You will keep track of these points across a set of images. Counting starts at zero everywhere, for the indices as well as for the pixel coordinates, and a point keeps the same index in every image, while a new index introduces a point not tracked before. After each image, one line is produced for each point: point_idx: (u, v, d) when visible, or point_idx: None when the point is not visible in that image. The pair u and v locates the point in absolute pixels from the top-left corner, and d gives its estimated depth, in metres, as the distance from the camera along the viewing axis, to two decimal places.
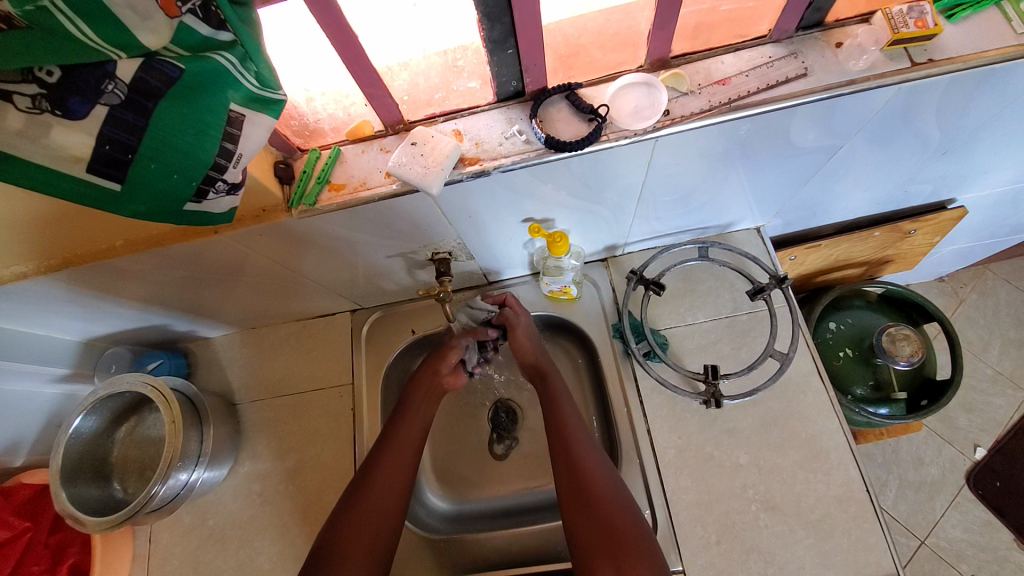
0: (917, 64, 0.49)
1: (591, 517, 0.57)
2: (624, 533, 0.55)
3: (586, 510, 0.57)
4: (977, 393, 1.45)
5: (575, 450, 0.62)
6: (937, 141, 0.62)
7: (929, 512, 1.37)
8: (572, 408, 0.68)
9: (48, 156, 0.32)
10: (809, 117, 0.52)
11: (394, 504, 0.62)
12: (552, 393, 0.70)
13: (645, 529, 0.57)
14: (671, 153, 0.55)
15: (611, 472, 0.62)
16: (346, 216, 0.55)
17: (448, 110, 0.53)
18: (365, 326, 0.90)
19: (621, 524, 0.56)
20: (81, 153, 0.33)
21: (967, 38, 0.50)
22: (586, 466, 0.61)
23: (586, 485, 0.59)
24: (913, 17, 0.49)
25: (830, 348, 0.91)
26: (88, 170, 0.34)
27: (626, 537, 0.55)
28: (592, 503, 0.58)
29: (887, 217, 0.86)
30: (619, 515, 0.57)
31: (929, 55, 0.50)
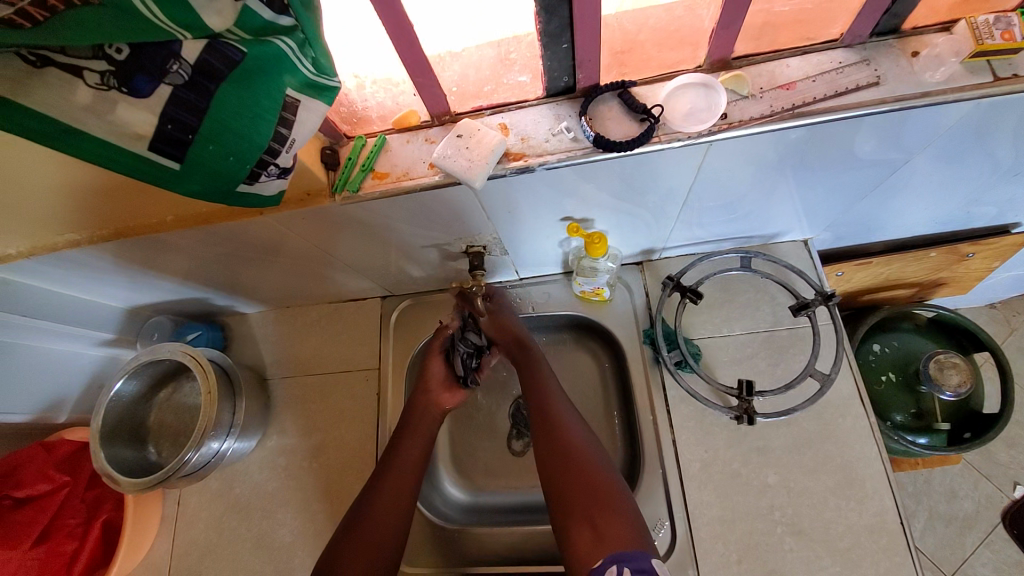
0: (1000, 79, 0.46)
1: (568, 480, 0.58)
2: (601, 492, 0.56)
3: (564, 472, 0.59)
4: (1023, 429, 1.37)
5: (553, 415, 0.64)
6: (1009, 162, 0.58)
7: (959, 548, 1.31)
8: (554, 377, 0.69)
9: (112, 131, 0.33)
10: (875, 130, 0.49)
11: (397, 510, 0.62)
12: (534, 364, 0.70)
13: (621, 489, 0.57)
14: (721, 159, 0.52)
15: (588, 435, 0.63)
16: (388, 205, 0.55)
17: (496, 103, 0.52)
18: (395, 313, 0.91)
19: (598, 483, 0.57)
20: (143, 131, 0.34)
21: None
22: (563, 429, 0.62)
23: (562, 448, 0.61)
24: (999, 28, 0.45)
25: (871, 370, 0.87)
26: (150, 148, 0.35)
27: (603, 496, 0.56)
28: (569, 464, 0.59)
29: (944, 238, 0.82)
30: (596, 477, 0.58)
31: (1015, 70, 0.46)
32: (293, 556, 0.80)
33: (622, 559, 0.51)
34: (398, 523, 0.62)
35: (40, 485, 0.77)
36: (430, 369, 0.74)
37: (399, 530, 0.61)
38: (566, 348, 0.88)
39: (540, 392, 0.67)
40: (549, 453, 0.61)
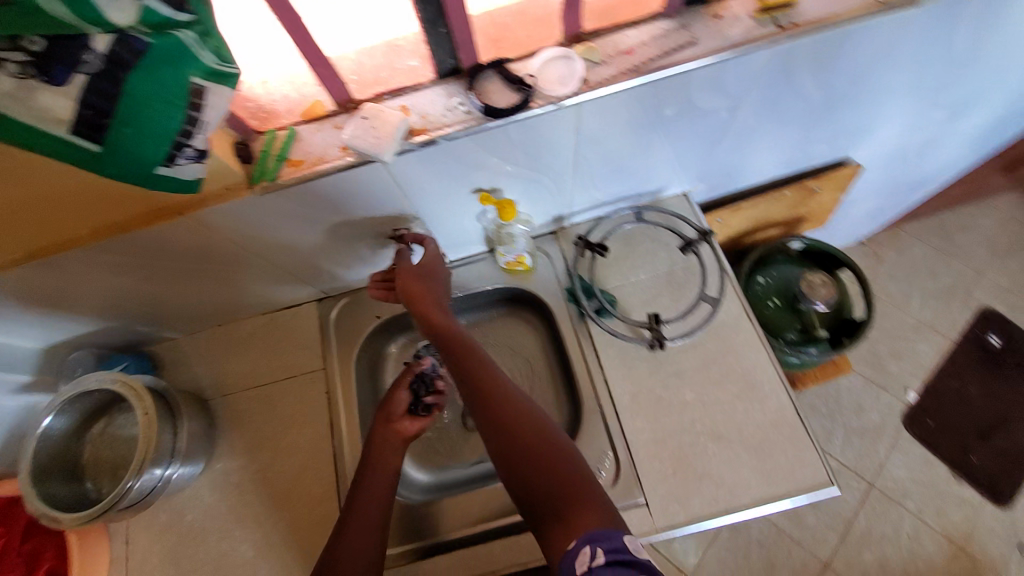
0: (785, 27, 0.59)
1: (524, 475, 0.56)
2: (559, 478, 0.55)
3: (519, 463, 0.56)
4: (904, 342, 1.61)
5: (497, 397, 0.60)
6: (819, 98, 0.73)
7: (875, 456, 1.50)
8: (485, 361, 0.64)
9: (33, 115, 0.37)
10: (704, 80, 0.61)
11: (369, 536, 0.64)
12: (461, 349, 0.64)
13: (581, 468, 0.56)
14: (596, 119, 0.62)
15: (533, 414, 0.60)
16: (308, 190, 0.59)
17: (394, 89, 0.59)
18: (333, 313, 0.93)
19: (554, 473, 0.55)
20: (62, 115, 0.38)
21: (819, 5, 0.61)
22: (509, 421, 0.58)
23: (518, 453, 0.57)
24: None
25: (761, 299, 1.03)
26: (71, 131, 0.39)
27: (558, 487, 0.54)
28: (525, 462, 0.56)
29: (796, 177, 0.99)
30: (549, 467, 0.56)
31: (793, 20, 0.60)
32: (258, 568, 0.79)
33: (597, 539, 0.49)
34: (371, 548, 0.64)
35: None
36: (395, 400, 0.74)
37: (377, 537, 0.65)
38: (502, 320, 0.97)
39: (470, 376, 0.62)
40: (501, 447, 0.58)
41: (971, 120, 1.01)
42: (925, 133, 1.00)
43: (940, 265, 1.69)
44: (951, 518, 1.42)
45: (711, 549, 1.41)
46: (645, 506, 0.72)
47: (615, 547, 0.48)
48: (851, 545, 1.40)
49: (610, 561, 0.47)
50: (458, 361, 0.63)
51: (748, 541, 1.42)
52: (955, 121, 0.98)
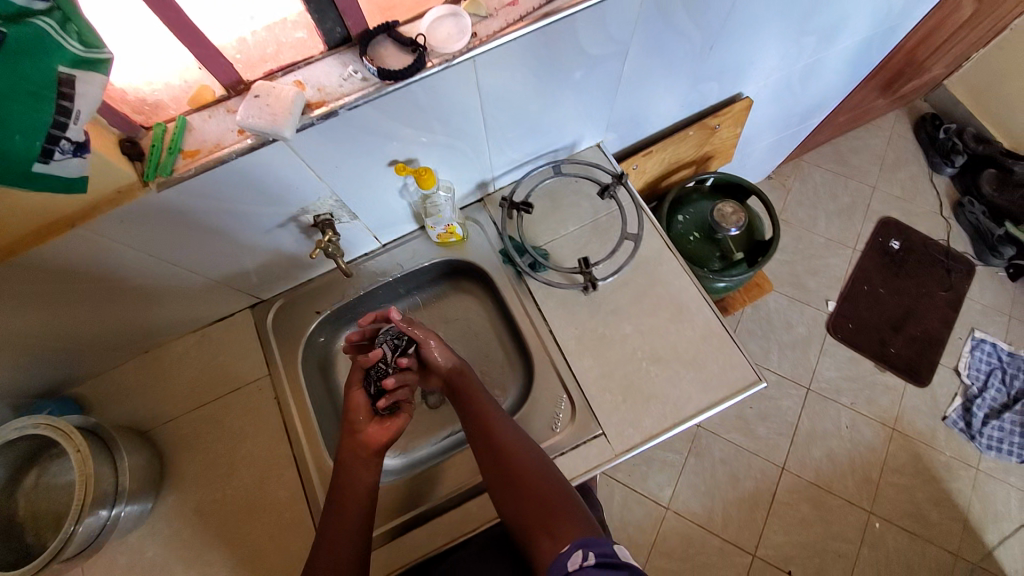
0: None
1: (520, 496, 0.62)
2: (551, 495, 0.62)
3: (514, 488, 0.63)
4: (818, 259, 1.78)
5: (497, 428, 0.68)
6: (699, 35, 0.79)
7: (808, 363, 1.67)
8: (489, 401, 0.72)
9: None
10: (589, 23, 0.64)
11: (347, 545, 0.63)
12: (469, 389, 0.73)
13: (568, 488, 0.64)
14: (495, 72, 0.64)
15: (531, 444, 0.68)
16: (210, 181, 0.57)
17: (285, 65, 0.58)
18: (270, 317, 0.90)
19: (547, 490, 0.62)
20: None
21: None
22: (510, 448, 0.66)
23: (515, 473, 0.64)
24: None
25: (683, 235, 1.11)
26: None
27: (553, 507, 0.61)
28: (519, 479, 0.63)
29: (697, 117, 1.05)
30: (545, 488, 0.62)
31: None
32: None
33: (588, 544, 0.56)
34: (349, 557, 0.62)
35: None
36: (354, 402, 0.71)
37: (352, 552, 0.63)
38: (447, 297, 0.98)
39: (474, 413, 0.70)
40: (498, 474, 0.64)
41: (840, 45, 1.11)
42: (803, 61, 1.09)
43: (840, 186, 1.86)
44: (880, 404, 1.63)
45: (682, 477, 1.57)
46: (602, 437, 0.78)
47: (604, 552, 0.55)
48: (800, 445, 1.59)
49: (599, 562, 0.54)
50: (466, 400, 0.72)
51: (713, 462, 1.58)
52: (825, 47, 1.08)
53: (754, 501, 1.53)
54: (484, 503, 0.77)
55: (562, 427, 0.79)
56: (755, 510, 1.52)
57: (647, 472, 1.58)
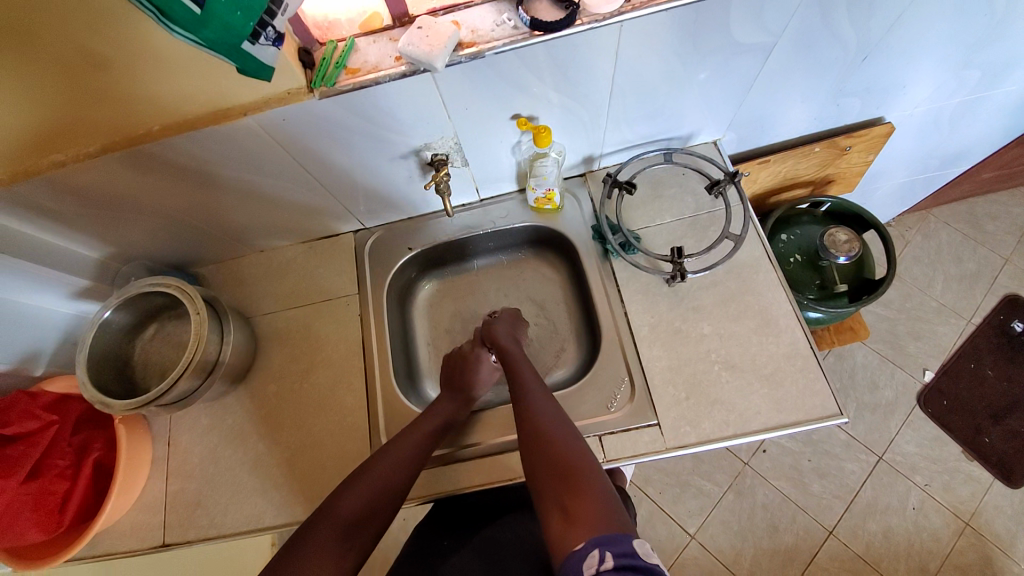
0: None
1: (544, 470, 0.60)
2: (574, 474, 0.58)
3: (540, 460, 0.62)
4: (924, 323, 1.61)
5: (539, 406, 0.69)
6: (856, 44, 0.74)
7: (885, 430, 1.53)
8: (534, 381, 0.74)
9: None
10: (744, 6, 0.62)
11: (405, 463, 0.68)
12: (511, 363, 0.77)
13: (596, 473, 0.58)
14: (638, 42, 0.65)
15: (569, 430, 0.65)
16: (361, 99, 0.64)
17: (447, 5, 0.63)
18: (369, 243, 0.96)
19: (572, 471, 0.58)
20: None
21: None
22: (548, 433, 0.64)
23: (544, 446, 0.63)
24: None
25: (783, 255, 1.06)
26: None
27: (576, 486, 0.56)
28: (546, 453, 0.62)
29: (827, 134, 0.99)
30: (573, 466, 0.59)
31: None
32: (292, 469, 0.84)
33: (604, 542, 0.48)
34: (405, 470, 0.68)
35: (27, 423, 0.78)
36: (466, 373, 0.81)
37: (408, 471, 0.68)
38: (529, 262, 1.01)
39: (525, 399, 0.71)
40: (529, 446, 0.64)
41: (1010, 85, 1.00)
42: (961, 97, 0.99)
43: (967, 250, 1.67)
44: (959, 493, 1.47)
45: (716, 510, 1.50)
46: (657, 427, 0.78)
47: (623, 552, 0.47)
48: (856, 514, 1.47)
49: (617, 565, 0.46)
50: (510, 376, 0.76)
51: (753, 505, 1.50)
52: (991, 85, 0.98)
53: (789, 556, 1.44)
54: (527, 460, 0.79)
55: (618, 407, 0.80)
56: (787, 566, 1.43)
57: (680, 495, 1.53)
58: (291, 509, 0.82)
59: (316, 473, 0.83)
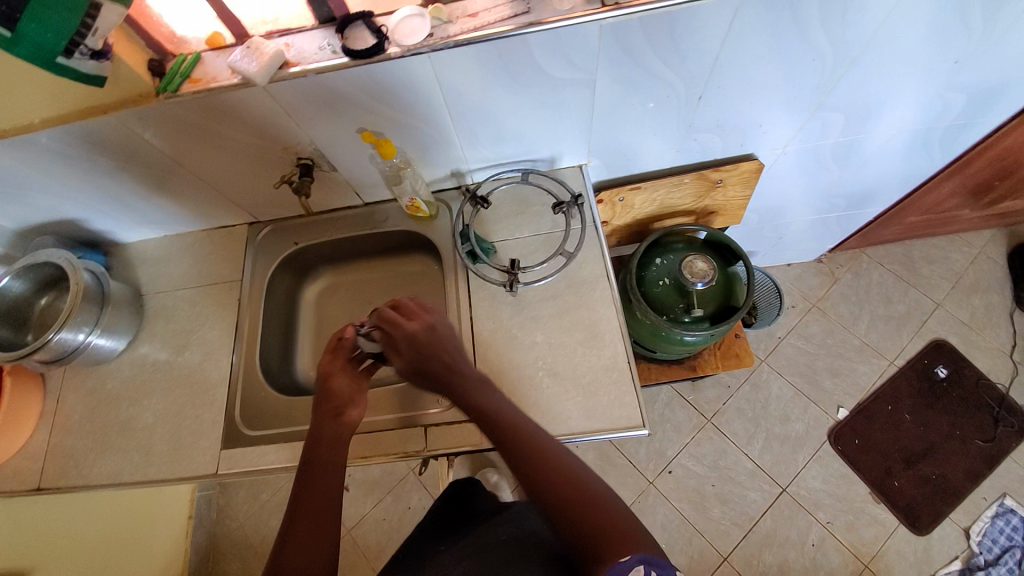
0: (606, 5, 0.67)
1: (564, 515, 0.60)
2: (600, 515, 0.59)
3: (551, 504, 0.61)
4: (844, 360, 1.62)
5: (533, 444, 0.66)
6: (679, 82, 0.80)
7: (792, 463, 1.53)
8: (521, 413, 0.70)
9: None
10: (542, 44, 0.70)
11: (324, 499, 0.67)
12: (469, 383, 0.72)
13: (620, 509, 0.60)
14: (453, 70, 0.72)
15: (572, 464, 0.65)
16: (203, 105, 0.74)
17: (281, 29, 0.73)
18: (259, 235, 1.05)
19: (599, 514, 0.59)
20: None
21: None
22: (552, 468, 0.63)
23: (551, 489, 0.62)
24: None
25: (654, 277, 1.11)
26: None
27: (603, 521, 0.58)
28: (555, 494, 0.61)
29: (698, 168, 1.05)
30: (593, 503, 0.60)
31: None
32: (154, 433, 0.92)
33: (649, 560, 0.56)
34: (327, 503, 0.67)
35: None
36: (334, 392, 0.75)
37: (332, 504, 0.67)
38: (410, 264, 1.08)
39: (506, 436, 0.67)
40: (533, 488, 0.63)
41: (882, 133, 1.04)
42: (832, 140, 1.03)
43: (897, 292, 1.67)
44: (860, 535, 1.45)
45: None
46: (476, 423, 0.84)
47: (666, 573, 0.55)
48: (753, 543, 1.46)
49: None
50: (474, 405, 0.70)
51: (652, 524, 1.50)
52: (859, 130, 1.01)
53: None
54: (374, 444, 0.85)
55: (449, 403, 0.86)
56: None
57: None
58: (145, 469, 0.89)
59: (174, 438, 0.91)
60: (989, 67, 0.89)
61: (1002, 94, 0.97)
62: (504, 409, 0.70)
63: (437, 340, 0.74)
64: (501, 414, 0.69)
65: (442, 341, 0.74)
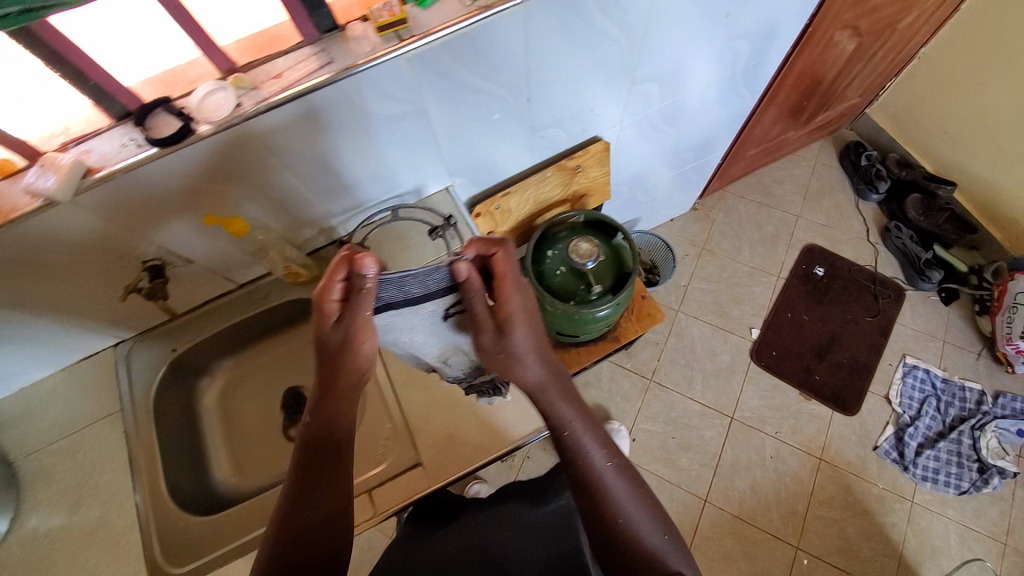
0: (404, 39, 0.68)
1: (615, 531, 0.63)
2: (649, 533, 0.63)
3: (607, 520, 0.64)
4: (742, 287, 1.79)
5: (601, 453, 0.67)
6: (502, 88, 0.84)
7: (731, 392, 1.66)
8: (587, 414, 0.71)
9: None
10: (357, 87, 0.71)
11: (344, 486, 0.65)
12: (563, 383, 0.71)
13: (665, 532, 0.65)
14: (280, 129, 0.71)
15: (631, 480, 0.67)
16: (13, 238, 0.67)
17: (75, 135, 0.66)
18: (131, 353, 0.96)
19: (648, 535, 0.63)
20: None
21: (434, 14, 0.70)
22: (614, 482, 0.66)
23: (609, 506, 0.64)
24: (387, 8, 0.67)
25: (550, 268, 1.16)
26: None
27: (647, 542, 0.63)
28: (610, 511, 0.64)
29: (554, 159, 1.13)
30: (644, 523, 0.64)
31: (413, 31, 0.68)
32: None
33: None
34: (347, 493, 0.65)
35: None
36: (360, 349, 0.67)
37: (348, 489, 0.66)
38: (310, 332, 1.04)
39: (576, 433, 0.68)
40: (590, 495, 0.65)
41: (697, 88, 1.17)
42: (657, 106, 1.16)
43: (763, 216, 1.89)
44: (806, 433, 1.60)
45: None
46: (421, 466, 0.82)
47: None
48: (724, 475, 1.56)
49: None
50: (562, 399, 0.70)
51: None
52: (676, 91, 1.14)
53: None
54: None
55: (386, 457, 0.83)
56: None
57: None
58: None
59: None
60: (756, 13, 1.03)
61: (775, 31, 1.13)
62: (575, 407, 0.70)
63: (532, 327, 0.70)
64: (574, 411, 0.70)
65: (535, 337, 0.70)
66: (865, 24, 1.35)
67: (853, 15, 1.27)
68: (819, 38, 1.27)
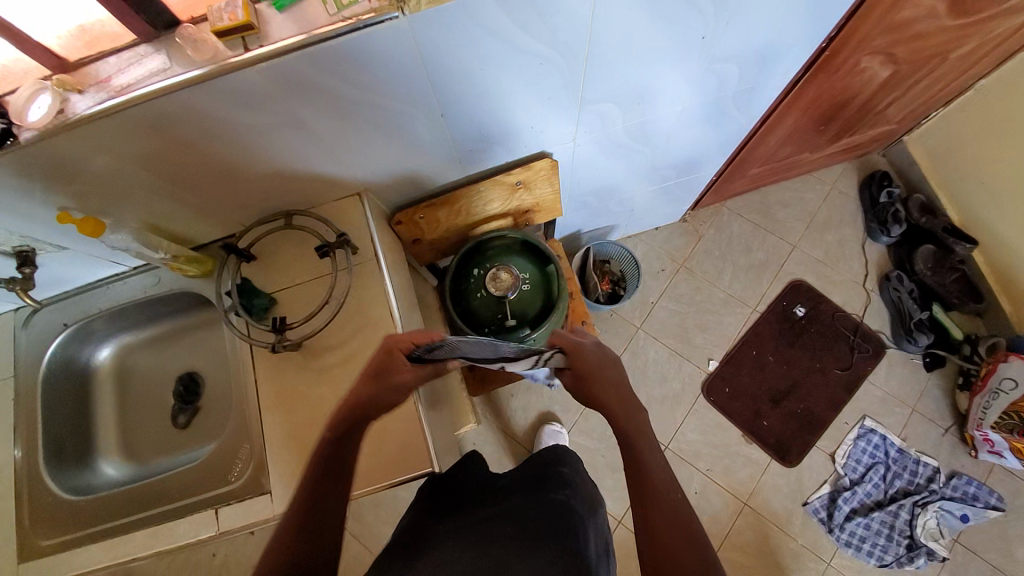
0: (249, 49, 0.60)
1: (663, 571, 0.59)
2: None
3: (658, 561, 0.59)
4: (711, 315, 1.68)
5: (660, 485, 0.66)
6: (399, 103, 0.74)
7: (672, 421, 1.61)
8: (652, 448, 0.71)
9: None
10: (203, 97, 0.63)
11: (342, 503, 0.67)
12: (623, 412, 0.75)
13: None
14: (128, 134, 0.66)
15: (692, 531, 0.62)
16: None
17: None
18: (25, 317, 0.95)
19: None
20: None
21: (290, 22, 0.61)
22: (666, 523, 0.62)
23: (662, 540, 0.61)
24: (227, 11, 0.59)
25: (472, 286, 1.11)
26: None
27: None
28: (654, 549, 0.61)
29: (492, 172, 1.04)
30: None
31: (262, 40, 0.60)
32: None
33: None
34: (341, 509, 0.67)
35: None
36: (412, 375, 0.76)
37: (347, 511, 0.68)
38: (209, 322, 1.01)
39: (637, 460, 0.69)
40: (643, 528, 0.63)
41: (670, 111, 1.02)
42: (620, 125, 1.01)
43: (755, 240, 1.73)
44: (738, 476, 1.55)
45: None
46: (268, 494, 0.80)
47: None
48: None
49: None
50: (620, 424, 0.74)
51: None
52: (642, 113, 0.99)
53: None
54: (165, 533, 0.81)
55: (239, 475, 0.83)
56: None
57: None
58: None
59: None
60: (743, 37, 0.86)
61: (772, 57, 0.94)
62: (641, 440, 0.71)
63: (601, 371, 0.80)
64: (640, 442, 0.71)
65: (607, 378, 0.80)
66: (903, 52, 1.11)
67: (886, 41, 1.04)
68: (839, 64, 1.06)
